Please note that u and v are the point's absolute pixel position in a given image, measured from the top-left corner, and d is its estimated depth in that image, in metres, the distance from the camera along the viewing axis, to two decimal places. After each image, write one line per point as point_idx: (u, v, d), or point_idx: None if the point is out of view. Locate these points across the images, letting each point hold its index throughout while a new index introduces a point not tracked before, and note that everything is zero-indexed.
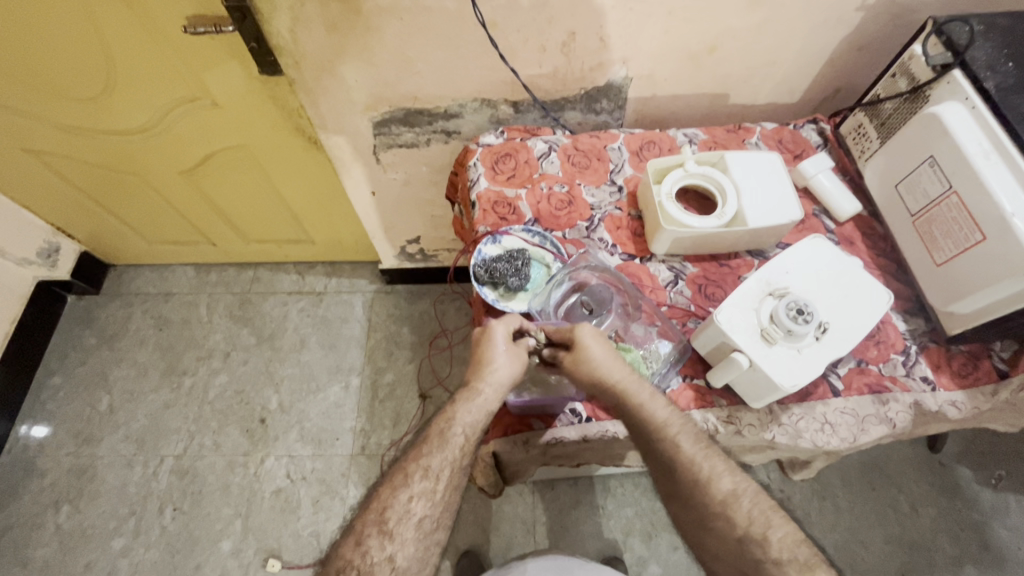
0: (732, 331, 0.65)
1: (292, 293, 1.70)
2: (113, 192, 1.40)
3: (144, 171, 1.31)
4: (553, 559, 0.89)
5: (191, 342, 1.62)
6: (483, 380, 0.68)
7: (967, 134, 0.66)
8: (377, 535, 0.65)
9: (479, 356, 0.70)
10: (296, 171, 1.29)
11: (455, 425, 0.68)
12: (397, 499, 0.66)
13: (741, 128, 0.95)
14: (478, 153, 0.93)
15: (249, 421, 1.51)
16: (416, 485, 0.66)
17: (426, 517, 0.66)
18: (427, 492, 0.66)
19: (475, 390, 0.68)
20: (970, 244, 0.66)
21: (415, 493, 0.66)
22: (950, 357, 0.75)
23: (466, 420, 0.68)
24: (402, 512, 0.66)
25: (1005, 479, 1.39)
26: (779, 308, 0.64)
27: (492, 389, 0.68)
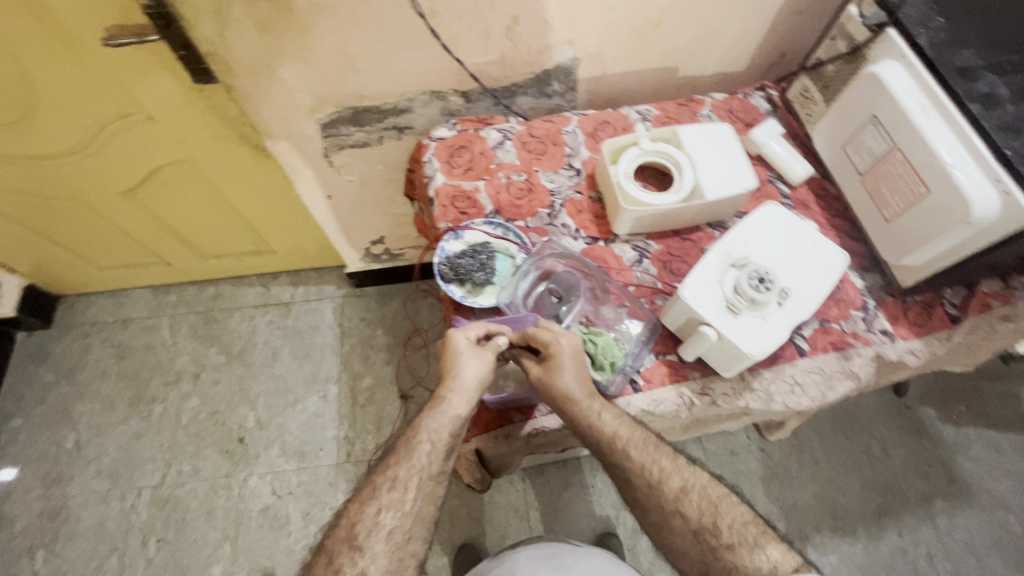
0: (699, 306, 0.66)
1: (258, 306, 1.64)
2: (52, 219, 1.32)
3: (84, 195, 1.24)
4: (540, 549, 0.88)
5: (156, 368, 1.56)
6: (450, 390, 0.68)
7: (905, 91, 0.67)
8: (348, 552, 0.64)
9: (446, 365, 0.69)
10: (247, 181, 1.24)
11: (422, 434, 0.67)
12: (367, 514, 0.65)
13: (691, 101, 0.95)
14: (432, 147, 0.91)
15: (228, 442, 1.46)
16: (384, 497, 0.66)
17: (398, 529, 0.65)
18: (396, 505, 0.65)
19: (442, 398, 0.68)
20: (915, 198, 0.68)
21: (384, 505, 0.65)
22: (906, 308, 0.78)
23: (432, 428, 0.67)
24: (371, 525, 0.65)
25: (966, 414, 1.46)
26: (741, 278, 0.65)
27: (459, 397, 0.67)
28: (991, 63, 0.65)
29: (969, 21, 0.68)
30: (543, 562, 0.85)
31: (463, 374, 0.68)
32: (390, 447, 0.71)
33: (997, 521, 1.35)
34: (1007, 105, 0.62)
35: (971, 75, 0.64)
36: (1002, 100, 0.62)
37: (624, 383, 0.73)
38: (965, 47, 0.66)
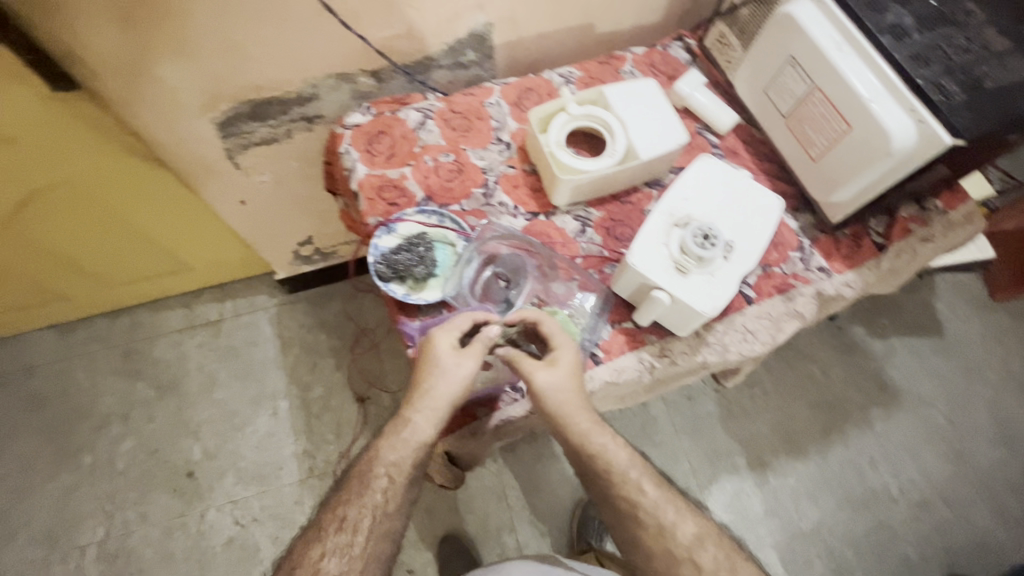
0: (647, 272, 0.65)
1: (183, 329, 1.50)
2: None
3: None
4: (533, 561, 0.91)
5: (77, 415, 1.40)
6: (420, 406, 0.65)
7: (818, 28, 0.67)
8: None
9: (419, 376, 0.65)
10: (145, 196, 1.10)
11: (380, 466, 0.65)
12: (312, 556, 0.62)
13: (612, 57, 0.92)
14: (347, 136, 0.83)
15: (176, 480, 1.35)
16: (330, 540, 0.63)
17: (346, 572, 0.62)
18: (344, 547, 0.62)
19: (411, 419, 0.65)
20: (839, 135, 0.69)
21: (330, 548, 0.62)
22: (838, 243, 0.81)
23: (391, 458, 0.65)
24: (313, 570, 0.61)
25: (889, 326, 1.59)
26: (686, 237, 0.64)
27: (425, 424, 0.65)
28: None
29: None
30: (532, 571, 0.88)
31: (443, 386, 0.64)
32: (343, 478, 0.68)
33: (923, 418, 1.50)
34: (913, 34, 0.64)
35: (878, 7, 0.65)
36: (909, 30, 0.64)
37: (584, 358, 0.72)
38: None
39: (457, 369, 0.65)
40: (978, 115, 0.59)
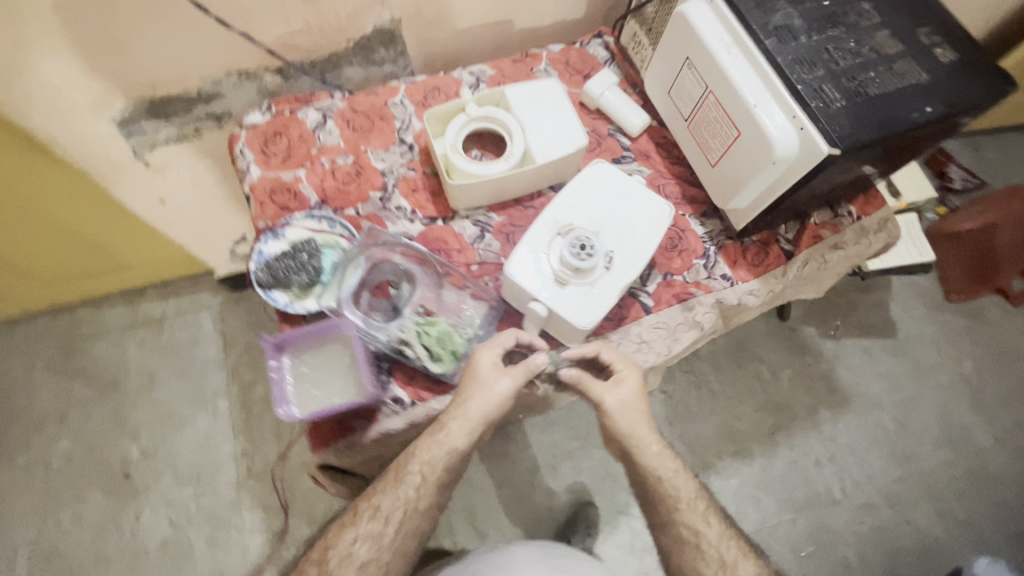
0: (522, 277, 0.63)
1: (128, 326, 1.45)
2: None
3: None
4: (535, 547, 0.86)
5: (13, 414, 1.37)
6: (460, 418, 0.63)
7: (709, 29, 0.65)
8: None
9: (462, 388, 0.64)
10: (68, 215, 1.06)
11: (416, 466, 0.63)
12: (343, 540, 0.63)
13: (528, 55, 0.89)
14: (242, 137, 0.80)
15: (111, 480, 1.33)
16: (363, 526, 0.63)
17: (368, 562, 0.62)
18: (373, 535, 0.63)
19: (447, 429, 0.63)
20: (731, 141, 0.66)
21: (362, 535, 0.63)
22: (745, 250, 0.79)
23: (427, 463, 0.63)
24: (344, 553, 0.63)
25: (842, 326, 1.57)
26: (564, 248, 0.63)
27: (464, 436, 0.63)
28: None
29: None
30: (542, 561, 0.83)
31: (487, 401, 0.63)
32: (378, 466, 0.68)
33: (873, 421, 1.48)
34: (800, 37, 0.61)
35: (767, 7, 0.63)
36: (796, 32, 0.61)
37: None
38: None
39: (493, 396, 0.63)
40: (856, 123, 0.57)
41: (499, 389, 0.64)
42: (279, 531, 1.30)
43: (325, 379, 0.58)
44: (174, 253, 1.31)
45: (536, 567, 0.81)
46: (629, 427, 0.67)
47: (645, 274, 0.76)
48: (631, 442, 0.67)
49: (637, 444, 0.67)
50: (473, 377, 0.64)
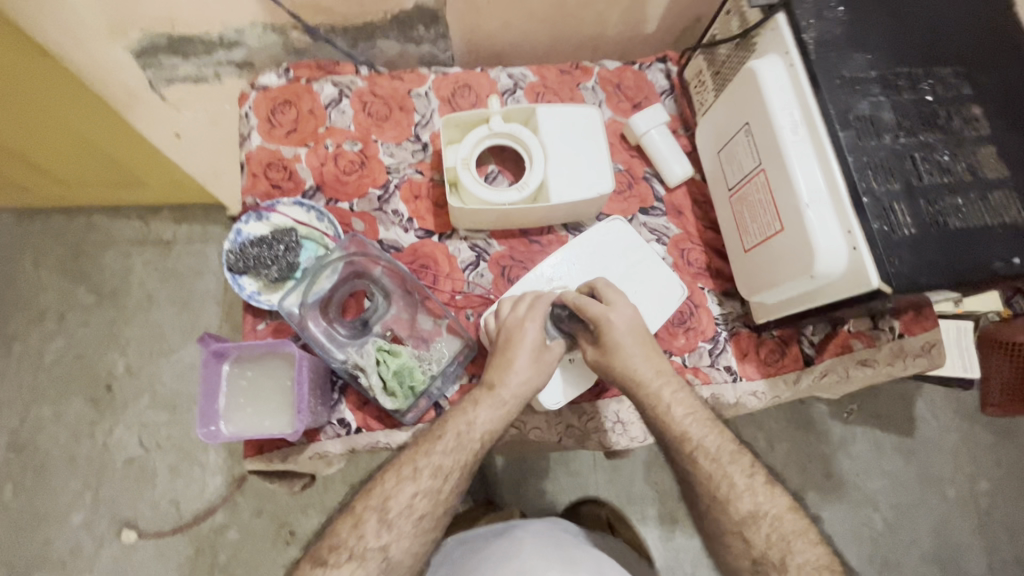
0: (529, 285, 0.65)
1: (136, 243, 1.43)
2: None
3: None
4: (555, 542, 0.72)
5: (17, 304, 1.39)
6: (504, 375, 0.58)
7: (780, 100, 0.54)
8: (376, 523, 0.55)
9: (501, 356, 0.59)
10: (86, 130, 1.00)
11: (475, 431, 0.57)
12: (402, 492, 0.56)
13: (578, 67, 0.80)
14: (251, 98, 0.74)
15: (95, 389, 1.34)
16: (424, 479, 0.56)
17: (428, 514, 0.56)
18: (432, 492, 0.56)
19: (499, 398, 0.58)
20: (771, 233, 0.57)
21: (421, 487, 0.56)
22: (759, 344, 0.70)
23: (487, 424, 0.58)
24: (403, 505, 0.56)
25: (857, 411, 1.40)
26: (550, 317, 0.63)
27: (516, 399, 0.58)
28: (883, 77, 0.53)
29: (874, 14, 0.54)
30: (551, 551, 0.70)
31: (530, 355, 0.59)
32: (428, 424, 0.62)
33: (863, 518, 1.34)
34: (884, 135, 0.51)
35: (855, 90, 0.52)
36: (881, 129, 0.51)
37: (426, 407, 0.64)
38: (858, 52, 0.53)
39: (535, 356, 0.60)
40: (921, 259, 0.48)
41: (535, 348, 0.60)
42: (240, 476, 1.30)
43: (260, 397, 0.54)
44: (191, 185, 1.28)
45: (544, 558, 0.68)
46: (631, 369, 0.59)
47: None
48: (642, 389, 0.58)
49: (646, 386, 0.58)
50: (506, 341, 0.60)
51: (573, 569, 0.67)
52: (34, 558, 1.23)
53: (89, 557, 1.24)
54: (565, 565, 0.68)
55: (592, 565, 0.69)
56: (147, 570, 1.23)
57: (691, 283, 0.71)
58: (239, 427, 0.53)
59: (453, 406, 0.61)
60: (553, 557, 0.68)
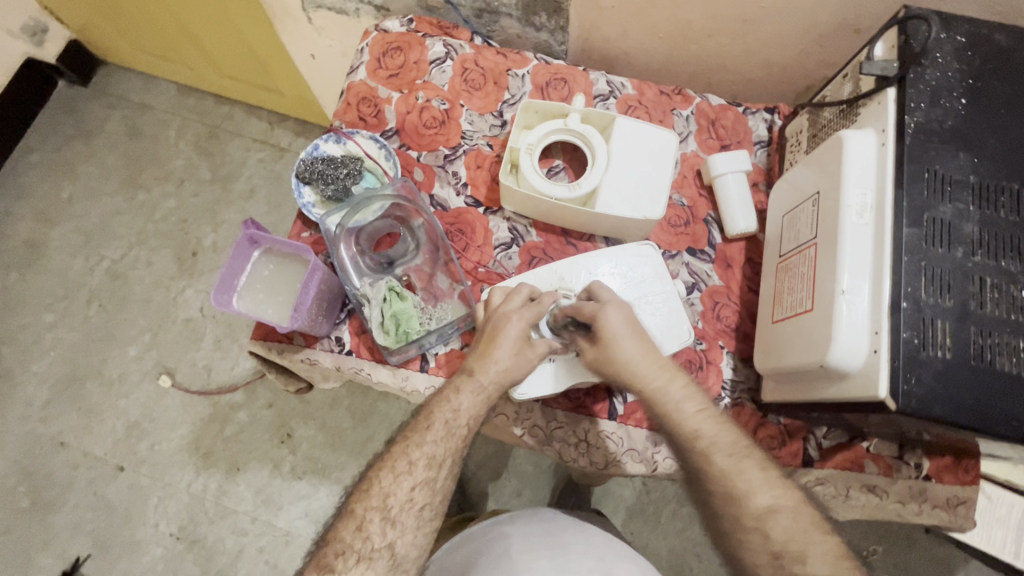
0: (536, 278, 0.65)
1: (257, 140, 1.51)
2: None
3: None
4: (535, 527, 0.72)
5: (153, 159, 1.50)
6: (488, 363, 0.59)
7: (858, 177, 0.50)
8: (379, 521, 0.56)
9: (486, 345, 0.60)
10: (246, 31, 1.10)
11: (461, 418, 0.58)
12: (400, 488, 0.56)
13: (679, 93, 0.78)
14: (371, 37, 0.80)
15: (182, 250, 1.43)
16: (419, 474, 0.57)
17: (428, 505, 0.57)
18: (428, 483, 0.57)
19: (480, 384, 0.59)
20: (800, 311, 0.53)
21: (419, 481, 0.57)
22: (761, 424, 0.66)
23: (472, 411, 0.58)
24: (404, 500, 0.56)
25: (881, 554, 1.11)
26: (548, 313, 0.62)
27: (495, 386, 0.59)
28: (982, 186, 0.47)
29: (998, 118, 0.49)
30: (537, 539, 0.70)
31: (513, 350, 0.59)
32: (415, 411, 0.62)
33: None
34: (956, 247, 0.46)
35: (943, 189, 0.47)
36: (955, 239, 0.46)
37: (414, 355, 0.68)
38: (964, 151, 0.48)
39: (516, 352, 0.60)
40: (942, 388, 0.43)
41: (520, 342, 0.60)
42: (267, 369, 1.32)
43: (274, 289, 0.61)
44: (315, 107, 1.38)
45: (534, 550, 0.68)
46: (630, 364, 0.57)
47: None
48: (647, 383, 0.57)
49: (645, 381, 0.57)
50: (493, 332, 0.60)
51: (560, 551, 0.68)
52: (91, 370, 1.34)
53: (130, 385, 1.33)
54: (554, 550, 0.68)
55: (578, 546, 0.69)
56: (168, 416, 1.31)
57: (712, 337, 0.68)
58: (247, 306, 0.60)
59: (436, 395, 0.60)
60: (544, 548, 0.68)
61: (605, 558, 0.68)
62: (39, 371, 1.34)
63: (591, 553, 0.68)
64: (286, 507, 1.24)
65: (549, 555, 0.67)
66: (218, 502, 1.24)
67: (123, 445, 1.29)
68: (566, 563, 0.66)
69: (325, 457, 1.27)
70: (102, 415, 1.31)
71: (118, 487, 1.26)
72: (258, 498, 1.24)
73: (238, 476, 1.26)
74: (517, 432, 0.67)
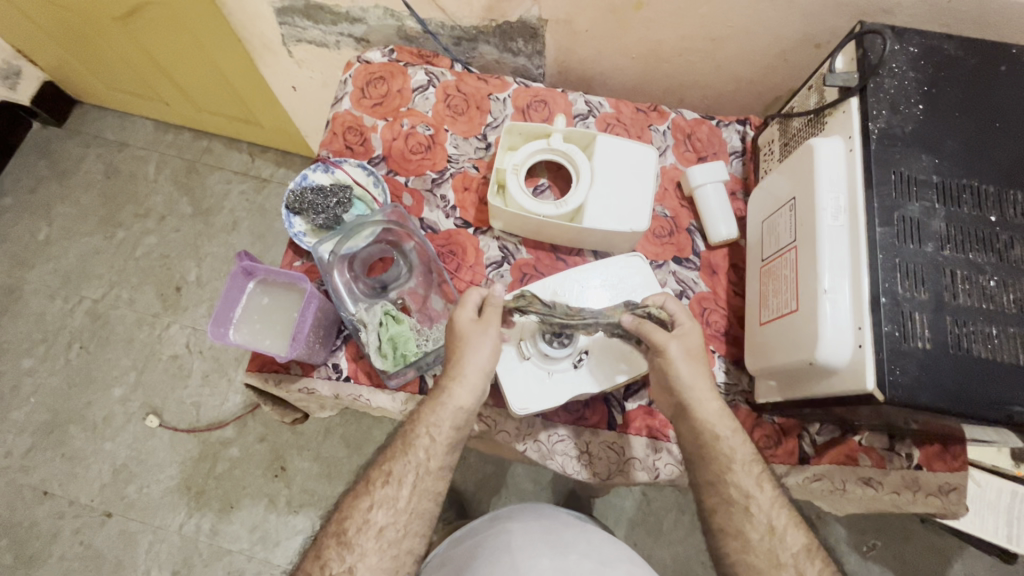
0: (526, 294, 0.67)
1: (238, 173, 1.51)
2: (75, 36, 1.19)
3: (88, 14, 1.07)
4: (539, 525, 0.72)
5: (132, 196, 1.49)
6: (458, 383, 0.59)
7: (830, 182, 0.53)
8: (336, 547, 0.57)
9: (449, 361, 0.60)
10: (225, 67, 1.11)
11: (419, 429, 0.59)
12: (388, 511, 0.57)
13: (655, 109, 0.81)
14: (353, 68, 0.82)
15: (166, 285, 1.41)
16: (377, 494, 0.58)
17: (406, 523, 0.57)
18: (389, 502, 0.58)
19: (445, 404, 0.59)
20: (787, 312, 0.55)
21: (378, 501, 0.58)
22: (755, 425, 0.67)
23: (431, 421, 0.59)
24: (361, 522, 0.57)
25: (878, 549, 1.13)
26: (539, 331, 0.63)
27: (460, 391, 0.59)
28: (945, 185, 0.51)
29: (954, 122, 0.53)
30: (539, 537, 0.70)
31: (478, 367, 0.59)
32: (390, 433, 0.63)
33: None
34: (927, 243, 0.49)
35: (910, 189, 0.50)
36: (925, 235, 0.49)
37: (412, 378, 0.68)
38: (925, 153, 0.51)
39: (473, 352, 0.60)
40: (927, 377, 0.45)
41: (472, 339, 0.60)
42: (256, 402, 1.30)
43: (271, 320, 0.62)
44: (296, 137, 1.39)
45: (534, 548, 0.68)
46: (690, 386, 0.59)
47: (632, 387, 0.68)
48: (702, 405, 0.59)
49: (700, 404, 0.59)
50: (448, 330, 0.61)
51: (561, 550, 0.68)
52: (73, 414, 1.31)
53: (115, 428, 1.30)
54: (554, 549, 0.68)
55: (580, 546, 0.69)
56: (155, 457, 1.27)
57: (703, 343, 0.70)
58: (244, 338, 0.61)
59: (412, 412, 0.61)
60: (543, 546, 0.68)
61: (605, 560, 0.67)
62: (19, 419, 1.30)
63: (592, 554, 0.68)
64: (283, 542, 1.20)
65: (550, 554, 0.67)
66: (212, 543, 1.20)
67: (110, 490, 1.25)
68: (566, 562, 0.66)
69: (320, 489, 1.24)
70: (87, 461, 1.27)
71: (106, 534, 1.22)
72: (254, 535, 1.21)
73: (231, 514, 1.22)
74: (519, 448, 0.67)
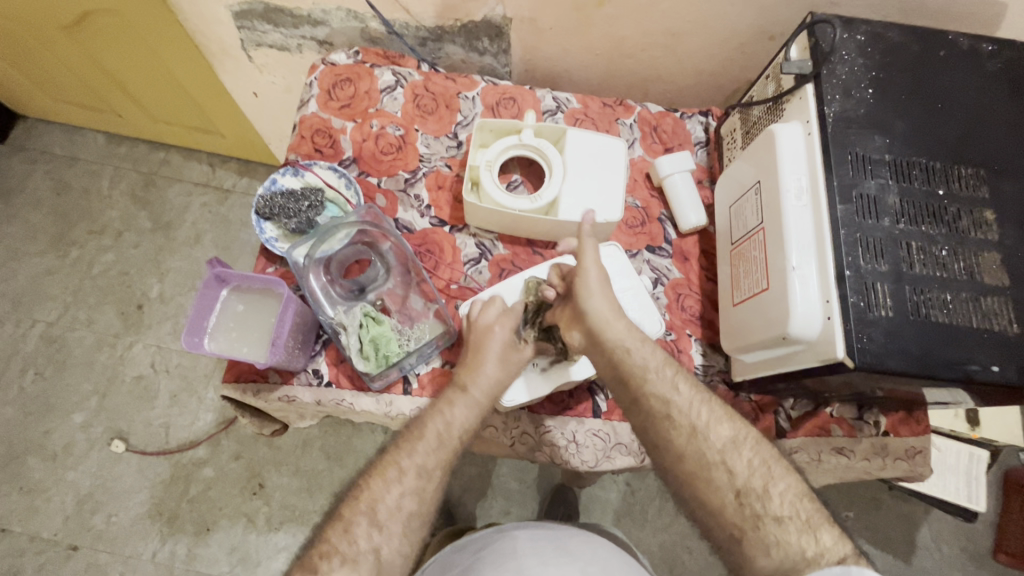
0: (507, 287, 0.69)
1: (199, 184, 1.46)
2: (13, 46, 1.13)
3: (26, 21, 1.02)
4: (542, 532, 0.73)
5: (86, 213, 1.42)
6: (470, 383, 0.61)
7: (791, 163, 0.55)
8: (365, 525, 0.54)
9: (470, 361, 0.62)
10: (181, 77, 1.08)
11: (454, 428, 0.59)
12: (393, 509, 0.55)
13: (621, 104, 0.83)
14: (318, 71, 0.81)
15: (126, 304, 1.35)
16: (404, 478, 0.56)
17: (416, 511, 0.56)
18: (416, 489, 0.56)
19: (471, 396, 0.61)
20: (758, 290, 0.58)
21: (406, 486, 0.56)
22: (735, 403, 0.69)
23: (465, 422, 0.60)
24: (391, 505, 0.55)
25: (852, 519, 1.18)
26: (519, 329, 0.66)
27: (488, 398, 0.61)
28: (897, 162, 0.54)
29: (900, 103, 0.56)
30: (545, 545, 0.70)
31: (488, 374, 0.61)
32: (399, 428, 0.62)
33: None
34: (884, 218, 0.52)
35: (865, 168, 0.53)
36: (882, 210, 0.52)
37: (396, 379, 0.68)
38: (877, 133, 0.55)
39: (501, 356, 0.62)
40: (892, 342, 0.48)
41: (503, 350, 0.62)
42: (229, 419, 1.26)
43: (247, 327, 0.61)
44: (257, 146, 1.36)
45: (540, 555, 0.68)
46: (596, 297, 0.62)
47: None
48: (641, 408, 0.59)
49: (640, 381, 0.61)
50: (478, 344, 0.63)
51: (567, 557, 0.68)
52: (31, 445, 1.23)
53: (78, 457, 1.23)
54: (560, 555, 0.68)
55: (584, 554, 0.70)
56: (124, 483, 1.22)
57: (680, 327, 0.72)
58: (220, 347, 0.60)
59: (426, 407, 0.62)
60: (548, 553, 0.68)
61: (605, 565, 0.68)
62: None
63: (598, 560, 0.69)
64: (265, 561, 1.17)
65: (556, 560, 0.67)
66: (189, 568, 1.16)
67: (75, 522, 1.19)
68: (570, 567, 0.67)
69: (301, 503, 1.21)
70: (49, 493, 1.20)
71: (71, 569, 1.15)
72: (233, 556, 1.17)
73: (209, 536, 1.18)
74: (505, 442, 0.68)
